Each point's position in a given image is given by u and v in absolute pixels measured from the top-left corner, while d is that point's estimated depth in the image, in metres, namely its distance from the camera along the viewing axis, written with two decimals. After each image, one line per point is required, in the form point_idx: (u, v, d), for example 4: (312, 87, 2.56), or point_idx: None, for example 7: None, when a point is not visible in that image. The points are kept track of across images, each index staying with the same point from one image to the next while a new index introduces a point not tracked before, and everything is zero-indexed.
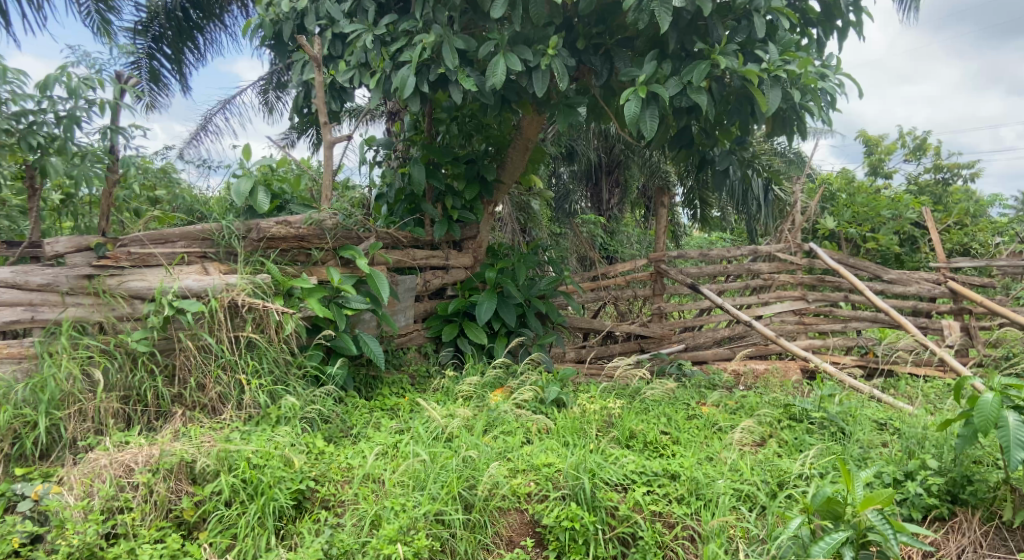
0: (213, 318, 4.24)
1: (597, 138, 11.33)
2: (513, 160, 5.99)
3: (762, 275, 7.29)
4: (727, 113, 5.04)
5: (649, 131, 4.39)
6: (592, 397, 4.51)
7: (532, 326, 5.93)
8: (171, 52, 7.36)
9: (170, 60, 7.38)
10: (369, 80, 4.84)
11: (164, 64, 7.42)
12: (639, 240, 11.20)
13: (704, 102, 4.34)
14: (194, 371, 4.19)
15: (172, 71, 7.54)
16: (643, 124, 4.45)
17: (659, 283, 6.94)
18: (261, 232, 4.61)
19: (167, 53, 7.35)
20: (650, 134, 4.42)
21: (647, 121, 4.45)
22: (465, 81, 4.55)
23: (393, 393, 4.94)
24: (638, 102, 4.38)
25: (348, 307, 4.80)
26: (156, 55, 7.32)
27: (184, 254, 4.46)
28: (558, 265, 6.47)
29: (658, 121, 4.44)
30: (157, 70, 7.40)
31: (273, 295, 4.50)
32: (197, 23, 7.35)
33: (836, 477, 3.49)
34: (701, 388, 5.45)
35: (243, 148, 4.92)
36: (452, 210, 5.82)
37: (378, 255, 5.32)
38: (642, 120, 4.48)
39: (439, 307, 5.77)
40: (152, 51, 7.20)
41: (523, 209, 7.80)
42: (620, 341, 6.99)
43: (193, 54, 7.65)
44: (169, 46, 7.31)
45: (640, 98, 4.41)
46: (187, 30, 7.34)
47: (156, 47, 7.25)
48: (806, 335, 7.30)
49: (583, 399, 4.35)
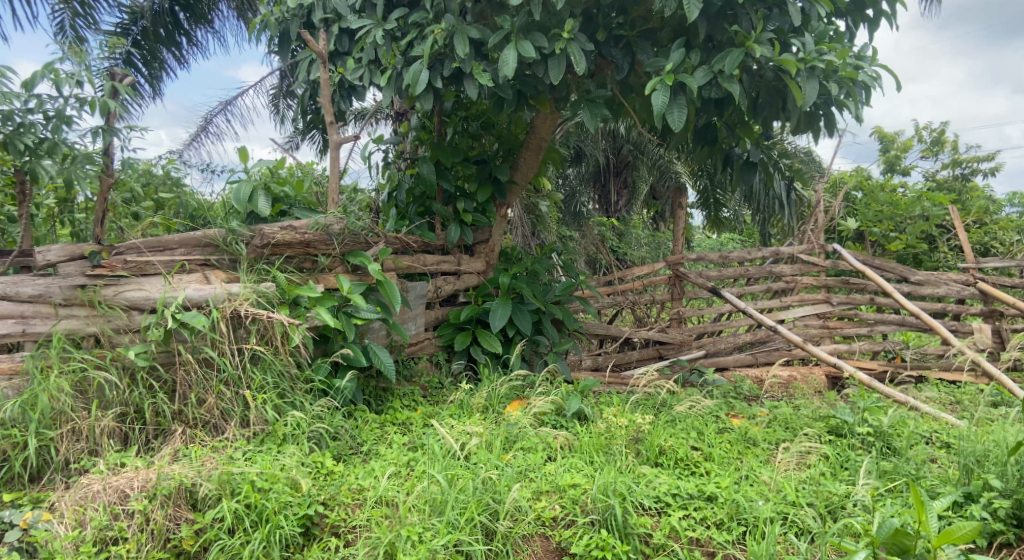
0: (215, 330, 3.97)
1: (606, 139, 11.12)
2: (527, 161, 5.72)
3: (784, 277, 7.03)
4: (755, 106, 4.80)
5: (676, 125, 4.16)
6: (616, 410, 4.27)
7: (548, 332, 5.67)
8: (149, 56, 7.15)
9: (147, 65, 7.17)
10: (379, 76, 4.60)
11: (140, 71, 7.21)
12: (650, 242, 10.93)
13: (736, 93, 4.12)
14: (194, 386, 3.93)
15: (149, 78, 7.34)
16: (671, 118, 4.22)
17: (677, 287, 6.68)
18: (265, 238, 4.31)
19: (144, 56, 7.13)
20: (676, 127, 4.19)
21: (674, 115, 4.22)
22: (480, 74, 4.31)
23: (405, 407, 4.72)
24: (664, 93, 4.14)
25: (358, 316, 4.55)
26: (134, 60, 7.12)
27: (184, 262, 4.22)
28: (574, 269, 6.23)
29: (685, 114, 4.21)
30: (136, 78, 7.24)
31: (278, 305, 4.25)
32: (178, 24, 7.16)
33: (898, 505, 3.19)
34: (727, 399, 5.21)
35: (240, 150, 4.71)
36: (464, 212, 5.60)
37: (388, 262, 5.09)
38: (668, 112, 4.24)
39: (451, 315, 5.52)
40: (134, 55, 7.00)
41: (534, 212, 7.55)
42: (638, 347, 6.72)
43: (173, 59, 7.46)
44: (150, 49, 7.13)
45: (667, 88, 4.17)
46: (172, 33, 7.20)
47: (136, 51, 7.05)
48: (830, 339, 7.06)
49: (608, 413, 4.10)
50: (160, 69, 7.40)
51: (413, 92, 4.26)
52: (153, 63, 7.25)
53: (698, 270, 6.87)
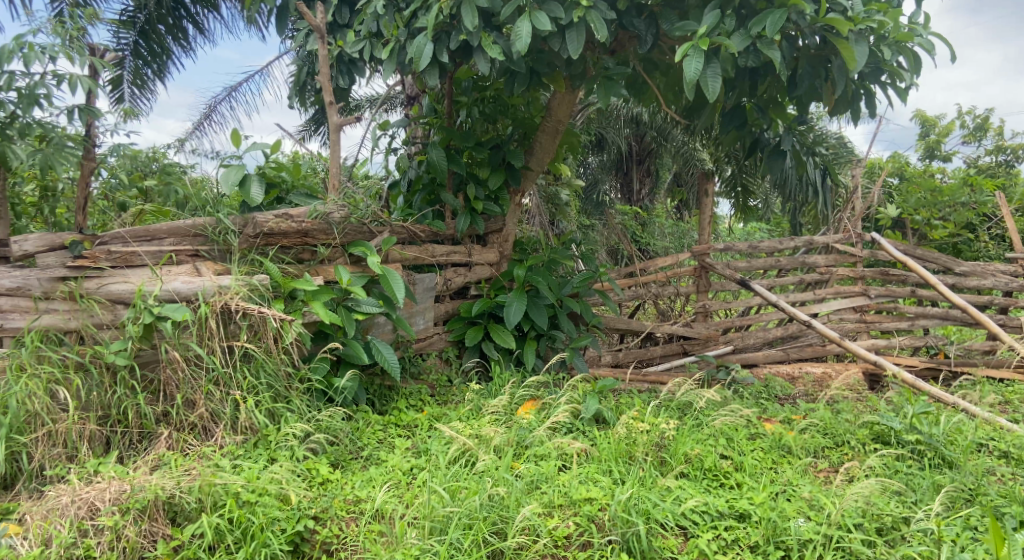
0: (204, 327, 3.67)
1: (628, 126, 10.76)
2: (542, 146, 5.37)
3: (818, 268, 6.60)
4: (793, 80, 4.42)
5: (713, 93, 3.82)
6: (637, 414, 3.93)
7: (564, 326, 5.34)
8: (155, 48, 6.91)
9: (152, 53, 6.94)
10: (382, 50, 4.30)
11: (145, 61, 6.99)
12: (673, 231, 10.54)
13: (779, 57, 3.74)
14: (182, 385, 3.62)
15: (154, 68, 7.13)
16: (706, 86, 3.88)
17: (703, 279, 6.28)
18: (257, 226, 4.03)
19: (150, 47, 6.90)
20: (712, 96, 3.85)
21: (710, 83, 3.88)
22: (490, 47, 4.00)
23: (410, 407, 4.43)
24: (700, 58, 3.77)
25: (359, 311, 4.27)
26: (139, 51, 6.88)
27: (172, 253, 3.93)
28: (593, 260, 5.87)
29: (721, 81, 3.86)
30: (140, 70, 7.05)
31: (272, 299, 3.96)
32: (186, 17, 6.89)
33: (961, 532, 2.86)
34: (759, 401, 4.85)
35: (233, 133, 4.41)
36: (476, 201, 5.25)
37: (393, 253, 4.77)
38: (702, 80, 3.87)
39: (462, 309, 5.20)
40: (138, 45, 6.74)
41: (551, 201, 7.20)
42: (661, 342, 6.36)
43: (179, 49, 7.22)
44: (155, 39, 6.86)
45: (701, 52, 3.80)
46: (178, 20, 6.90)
47: (140, 40, 6.79)
48: (867, 334, 6.67)
49: (629, 416, 3.77)
50: (166, 60, 7.17)
51: (416, 68, 3.96)
52: (158, 53, 7.02)
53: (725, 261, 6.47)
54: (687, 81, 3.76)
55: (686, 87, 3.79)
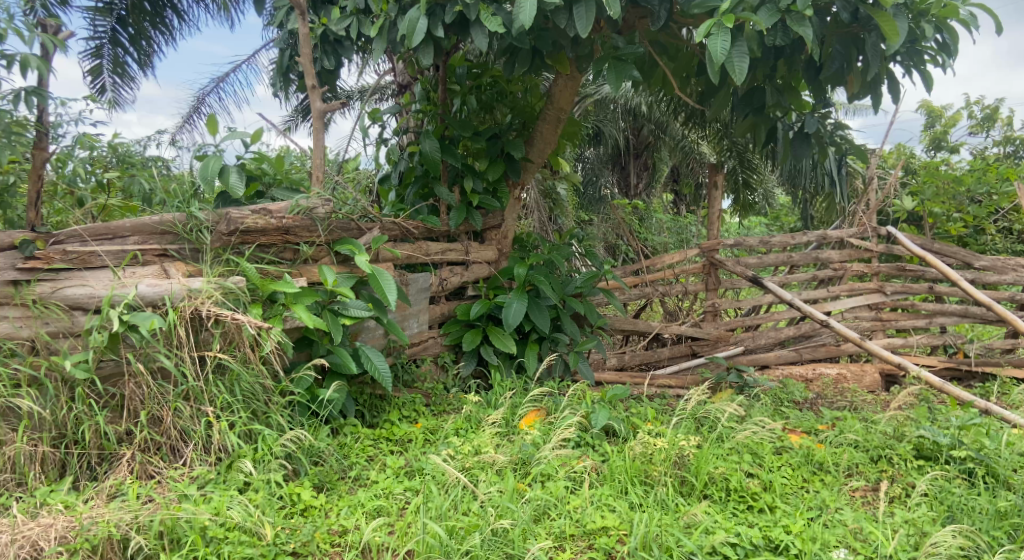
0: (172, 335, 3.29)
1: (626, 118, 10.38)
2: (543, 136, 5.03)
3: (832, 264, 6.23)
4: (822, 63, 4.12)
5: (741, 76, 3.56)
6: (652, 430, 3.60)
7: (568, 329, 5.00)
8: (137, 35, 6.35)
9: (133, 41, 6.39)
10: (369, 27, 3.94)
11: (128, 49, 6.43)
12: (673, 226, 10.18)
13: (812, 33, 3.50)
14: (147, 401, 3.26)
15: (137, 58, 6.54)
16: (733, 66, 3.61)
17: (712, 276, 5.92)
18: (232, 223, 3.65)
19: (131, 34, 6.32)
20: (740, 77, 3.59)
21: (737, 63, 3.61)
22: (488, 20, 3.65)
23: (403, 420, 4.08)
24: (726, 37, 3.52)
25: (347, 315, 3.91)
26: (118, 38, 6.32)
27: (137, 253, 3.56)
28: (597, 257, 5.50)
29: (750, 61, 3.60)
30: (121, 59, 6.47)
31: (250, 303, 3.59)
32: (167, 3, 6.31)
33: None
34: (778, 409, 4.50)
35: (209, 121, 4.03)
36: (472, 194, 4.89)
37: (384, 251, 4.41)
38: (729, 61, 3.62)
39: (459, 311, 4.84)
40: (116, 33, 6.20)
41: (551, 195, 6.84)
42: (668, 344, 6.00)
43: (163, 38, 6.65)
44: (135, 27, 6.30)
45: (727, 31, 3.52)
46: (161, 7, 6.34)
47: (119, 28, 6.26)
48: (883, 333, 6.32)
49: (643, 432, 3.42)
50: (149, 49, 6.60)
51: (409, 44, 3.63)
52: (140, 40, 6.45)
53: (735, 257, 6.11)
54: (714, 64, 3.48)
55: (712, 70, 3.52)
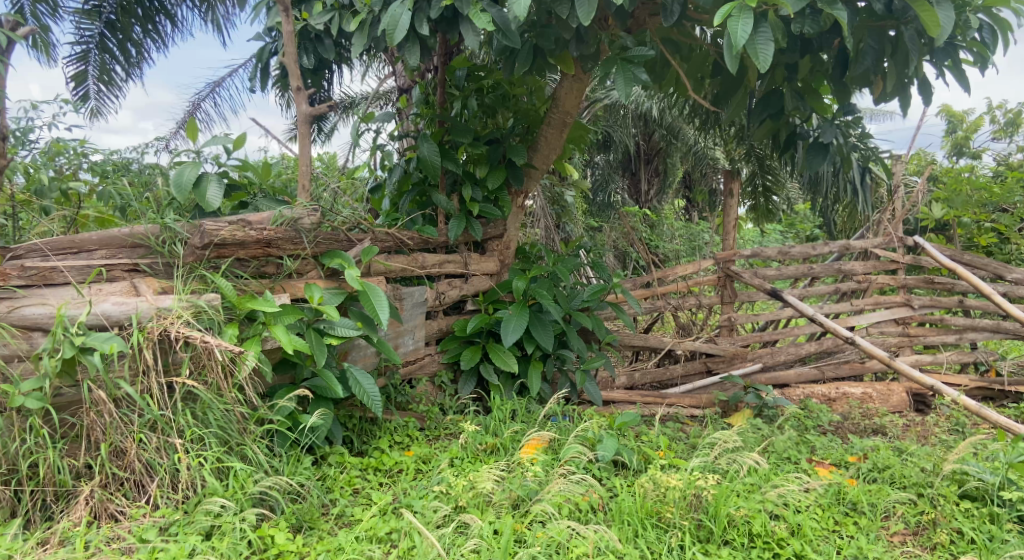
0: (138, 360, 3.01)
1: (636, 123, 10.08)
2: (548, 141, 4.72)
3: (855, 276, 5.88)
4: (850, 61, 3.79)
5: (766, 62, 3.23)
6: (667, 465, 3.30)
7: (575, 346, 4.68)
8: (126, 42, 5.91)
9: (121, 47, 5.93)
10: (351, 22, 3.68)
11: (116, 57, 5.98)
12: (684, 234, 9.85)
13: (845, 17, 3.17)
14: (109, 431, 2.97)
15: (125, 66, 6.09)
16: (757, 53, 3.28)
17: (728, 289, 5.59)
18: (206, 236, 3.33)
19: (120, 40, 5.88)
20: (764, 65, 3.25)
21: (762, 49, 3.29)
22: (479, 16, 3.37)
23: (394, 448, 3.77)
24: (748, 21, 3.19)
25: (333, 334, 3.60)
26: (106, 44, 5.87)
27: (104, 269, 3.28)
28: (605, 270, 5.18)
29: (775, 48, 3.28)
30: (108, 66, 6.01)
31: (225, 322, 3.29)
32: (159, 9, 5.87)
33: None
34: (801, 435, 4.17)
35: (186, 125, 3.75)
36: (471, 202, 4.59)
37: (376, 264, 4.11)
38: (750, 49, 3.29)
39: (457, 327, 4.53)
40: (103, 39, 5.77)
41: (558, 203, 6.52)
42: (682, 360, 5.66)
43: (154, 46, 6.20)
44: (124, 31, 5.84)
45: (749, 15, 3.19)
46: (151, 11, 5.85)
47: (107, 34, 5.81)
48: (910, 349, 5.97)
49: (656, 467, 3.11)
50: (139, 57, 6.16)
51: (390, 41, 3.35)
52: (129, 46, 6.00)
53: (752, 268, 5.76)
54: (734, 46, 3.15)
55: (732, 54, 3.19)
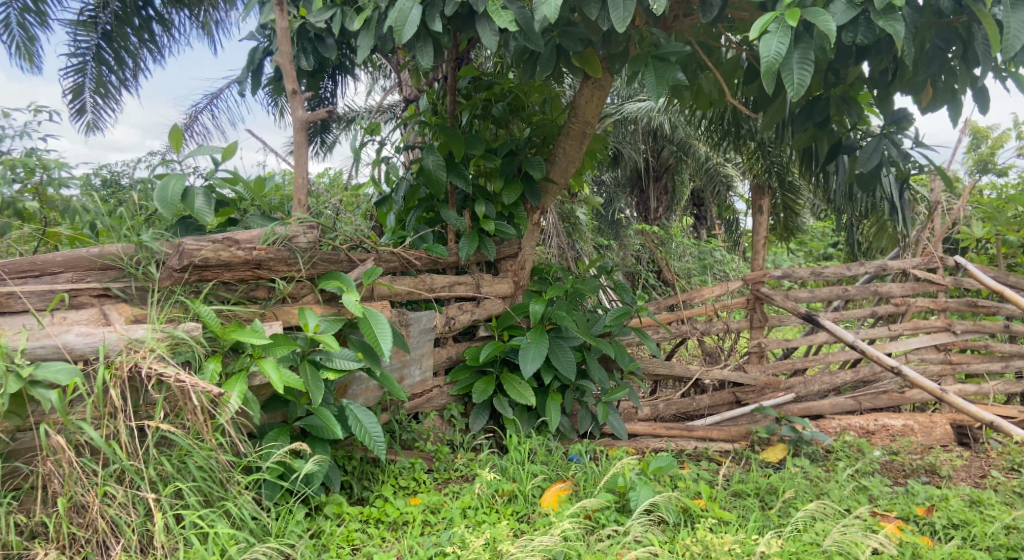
0: (104, 400, 2.61)
1: (645, 139, 9.73)
2: (567, 152, 4.34)
3: (892, 299, 5.43)
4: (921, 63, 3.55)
5: (798, 88, 2.86)
6: (714, 532, 2.92)
7: (596, 376, 4.25)
8: (123, 52, 5.40)
9: (119, 57, 5.39)
10: (355, 20, 3.34)
11: (112, 67, 5.48)
12: (698, 252, 9.44)
13: (899, 33, 2.78)
14: (68, 483, 2.56)
15: (122, 77, 5.58)
16: (790, 77, 2.91)
17: (757, 312, 5.16)
18: (185, 256, 2.92)
19: (116, 50, 5.37)
20: (797, 91, 2.88)
21: (796, 73, 2.91)
22: (500, 13, 2.99)
23: (398, 494, 3.36)
24: (783, 39, 2.81)
25: (331, 367, 3.18)
26: (102, 56, 5.37)
27: (72, 295, 2.91)
28: (627, 291, 4.75)
29: (812, 72, 2.90)
30: (104, 77, 5.51)
31: (207, 356, 2.88)
32: (155, 18, 5.35)
33: None
34: (851, 477, 3.73)
35: (170, 133, 3.36)
36: (485, 219, 4.19)
37: (379, 287, 3.70)
38: (785, 70, 2.92)
39: (469, 356, 4.10)
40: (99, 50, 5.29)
41: (570, 219, 6.11)
42: (708, 390, 5.20)
43: (151, 56, 5.70)
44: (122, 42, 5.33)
45: (787, 29, 2.81)
46: (149, 20, 5.36)
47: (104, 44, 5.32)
48: (952, 378, 5.53)
49: (708, 539, 2.77)
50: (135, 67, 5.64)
51: (399, 37, 2.98)
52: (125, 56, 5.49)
53: (783, 290, 5.31)
54: (764, 68, 2.78)
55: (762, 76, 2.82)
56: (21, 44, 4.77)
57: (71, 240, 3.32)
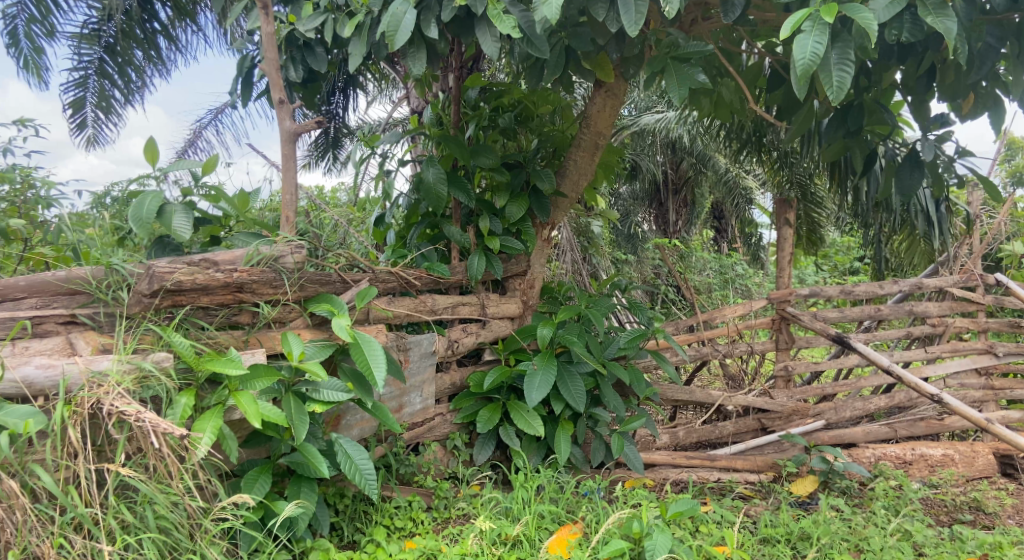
0: (60, 441, 2.36)
1: (664, 150, 9.43)
2: (577, 165, 4.06)
3: (929, 319, 5.07)
4: (976, 59, 3.24)
5: (838, 91, 2.60)
6: None
7: (610, 404, 3.95)
8: (127, 66, 5.09)
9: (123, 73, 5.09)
10: (346, 26, 3.10)
11: (116, 81, 5.17)
12: (718, 267, 9.10)
13: (954, 29, 2.54)
14: (21, 533, 2.30)
15: (125, 92, 5.27)
16: (829, 78, 2.64)
17: (783, 333, 4.83)
18: (156, 280, 2.68)
19: (120, 64, 5.07)
20: (837, 94, 2.62)
21: (836, 74, 2.64)
22: (502, 16, 2.72)
23: (392, 538, 3.09)
24: (819, 38, 2.54)
25: (318, 399, 2.89)
26: (105, 69, 5.05)
27: (33, 323, 2.67)
28: (644, 312, 4.41)
29: (852, 73, 2.64)
30: (107, 91, 5.19)
31: (178, 391, 2.62)
32: (160, 31, 5.06)
33: None
34: (890, 519, 3.40)
35: (145, 147, 3.13)
36: (489, 236, 3.91)
37: (375, 310, 3.45)
38: (823, 72, 2.66)
39: (472, 383, 3.82)
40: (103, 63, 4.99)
41: (584, 233, 5.81)
42: (732, 417, 4.86)
43: (156, 71, 5.41)
44: (126, 58, 5.03)
45: (824, 28, 2.54)
46: (154, 36, 5.06)
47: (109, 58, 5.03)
48: (994, 404, 5.15)
49: None
50: (140, 81, 5.34)
51: (392, 46, 2.73)
52: (129, 70, 5.20)
53: (811, 310, 4.97)
54: (798, 72, 2.53)
55: (796, 82, 2.57)
56: (30, 57, 4.57)
57: (44, 264, 3.09)
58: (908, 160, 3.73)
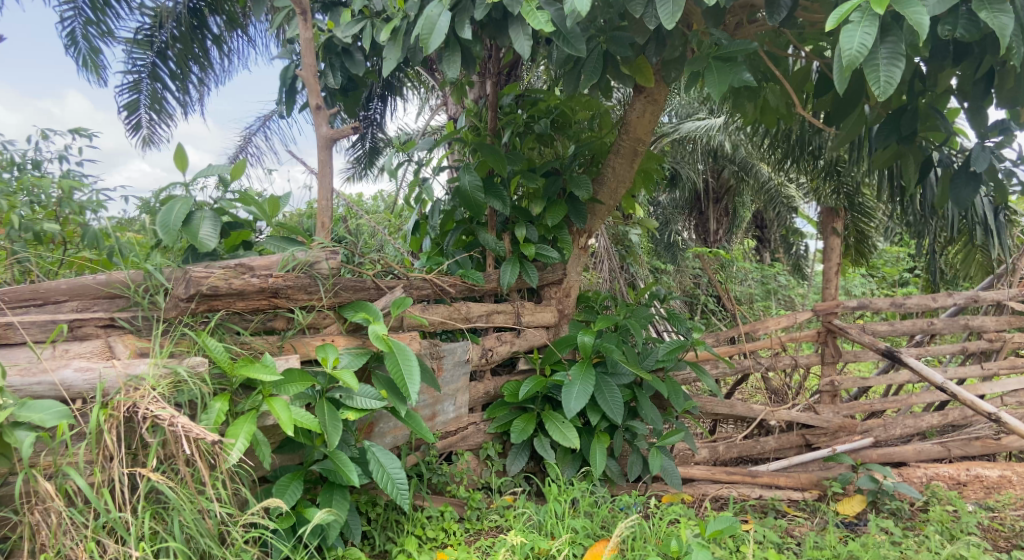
0: (95, 444, 2.36)
1: (705, 159, 9.27)
2: (615, 172, 3.98)
3: (986, 334, 4.86)
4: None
5: (886, 86, 2.50)
6: None
7: (647, 417, 3.85)
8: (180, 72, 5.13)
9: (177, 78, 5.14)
10: (382, 30, 3.10)
11: (170, 86, 5.20)
12: (760, 278, 8.89)
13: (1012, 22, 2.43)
14: (56, 535, 2.32)
15: (179, 97, 5.31)
16: (876, 74, 2.54)
17: (829, 346, 4.66)
18: (191, 285, 2.68)
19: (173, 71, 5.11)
20: (884, 90, 2.52)
21: (883, 70, 2.55)
22: (539, 15, 2.67)
23: (423, 548, 3.04)
24: (868, 30, 2.45)
25: (352, 407, 2.87)
26: (159, 74, 5.10)
27: (73, 326, 2.69)
28: (683, 322, 4.30)
29: (902, 69, 2.54)
30: (161, 95, 5.22)
31: (212, 395, 2.61)
32: (211, 37, 5.10)
33: None
34: (944, 542, 3.24)
35: (174, 154, 3.16)
36: (526, 243, 3.86)
37: (409, 317, 3.41)
38: (872, 67, 2.57)
39: (508, 392, 3.76)
40: (157, 68, 5.03)
41: (622, 243, 5.70)
42: (775, 432, 4.72)
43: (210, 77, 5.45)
44: (179, 61, 5.07)
45: (871, 21, 2.45)
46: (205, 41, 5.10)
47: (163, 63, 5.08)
48: None
49: None
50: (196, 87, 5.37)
51: (427, 48, 2.70)
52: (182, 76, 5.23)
53: (859, 323, 4.80)
54: (843, 64, 2.44)
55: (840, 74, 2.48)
56: (88, 57, 4.64)
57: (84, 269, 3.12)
58: (962, 169, 3.57)
